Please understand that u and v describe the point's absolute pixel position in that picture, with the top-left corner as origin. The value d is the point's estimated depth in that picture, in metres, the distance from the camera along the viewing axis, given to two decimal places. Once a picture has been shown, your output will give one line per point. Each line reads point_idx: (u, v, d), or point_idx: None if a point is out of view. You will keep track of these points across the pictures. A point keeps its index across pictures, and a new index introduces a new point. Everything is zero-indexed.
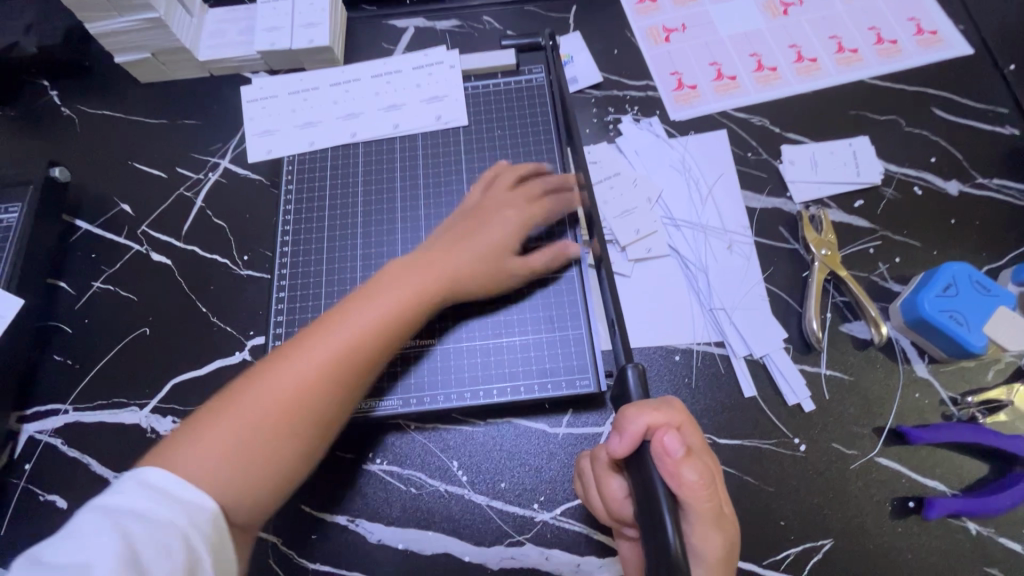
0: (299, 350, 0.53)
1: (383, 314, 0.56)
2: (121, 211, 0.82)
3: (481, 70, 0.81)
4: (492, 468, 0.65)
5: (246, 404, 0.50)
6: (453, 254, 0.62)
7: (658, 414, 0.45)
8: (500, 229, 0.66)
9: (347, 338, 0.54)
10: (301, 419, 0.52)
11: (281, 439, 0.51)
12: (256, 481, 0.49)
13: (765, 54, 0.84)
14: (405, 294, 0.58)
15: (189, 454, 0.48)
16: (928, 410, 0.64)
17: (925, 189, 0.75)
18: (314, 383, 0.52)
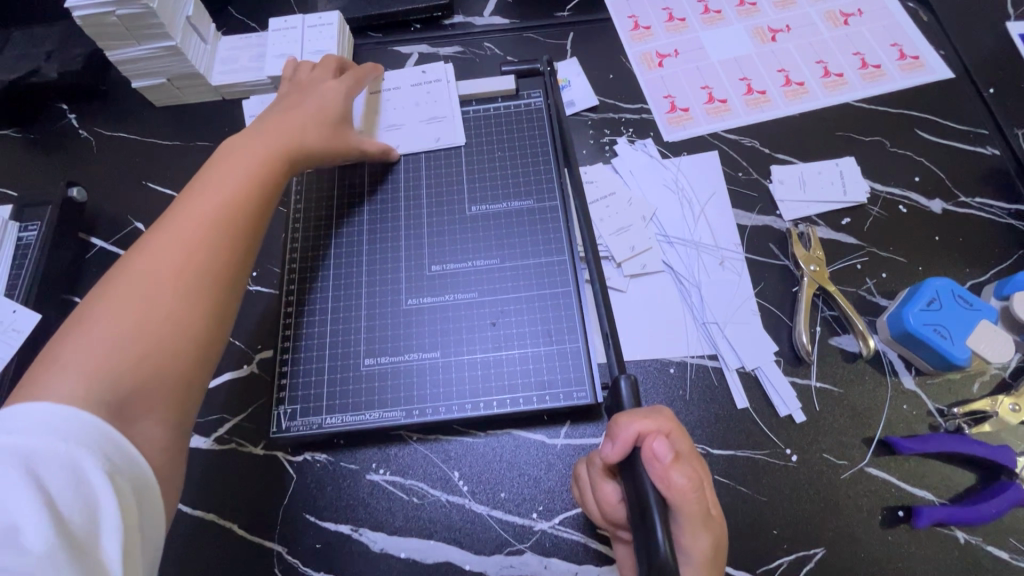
0: (140, 267, 0.52)
1: (218, 201, 0.58)
2: (135, 229, 0.86)
3: (482, 94, 0.84)
4: (493, 478, 0.66)
5: (118, 307, 0.49)
6: (266, 138, 0.66)
7: (647, 420, 0.48)
8: (297, 127, 0.69)
9: (195, 230, 0.55)
10: (195, 299, 0.53)
11: (173, 326, 0.51)
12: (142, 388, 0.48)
13: (755, 78, 0.88)
14: (230, 181, 0.60)
15: (61, 381, 0.45)
16: (915, 421, 0.66)
17: (910, 207, 0.77)
18: (196, 278, 0.53)
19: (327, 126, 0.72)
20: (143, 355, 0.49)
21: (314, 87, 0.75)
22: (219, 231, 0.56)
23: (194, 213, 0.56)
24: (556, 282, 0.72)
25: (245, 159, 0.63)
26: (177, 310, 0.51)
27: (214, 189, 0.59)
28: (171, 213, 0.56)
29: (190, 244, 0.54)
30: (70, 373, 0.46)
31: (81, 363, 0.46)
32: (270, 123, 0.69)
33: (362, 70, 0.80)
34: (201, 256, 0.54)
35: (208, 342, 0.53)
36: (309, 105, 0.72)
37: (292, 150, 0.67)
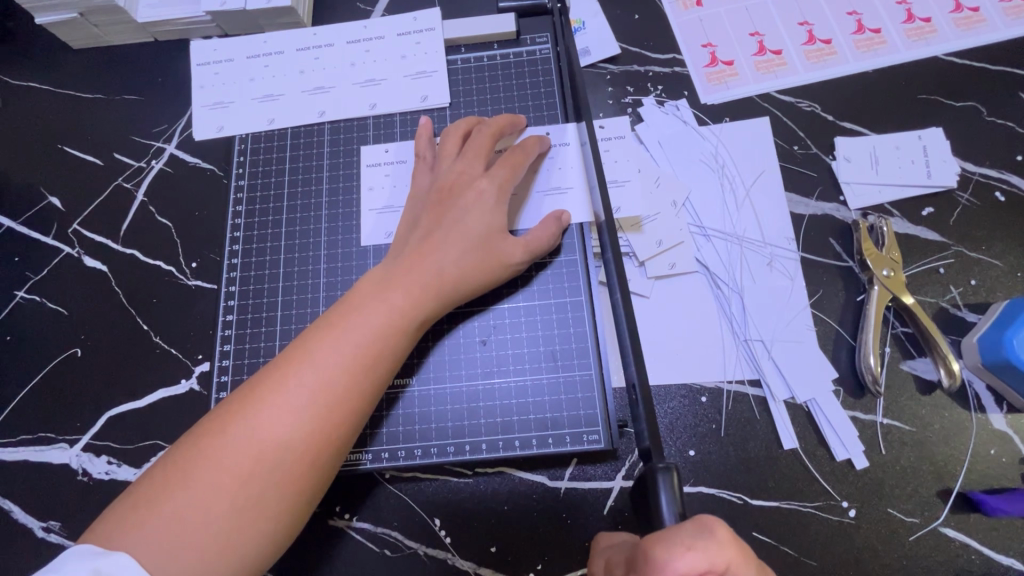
0: (233, 418, 0.45)
1: (329, 376, 0.47)
2: (48, 205, 0.70)
3: (472, 39, 0.67)
4: (481, 530, 0.54)
5: (200, 474, 0.43)
6: (410, 279, 0.51)
7: (698, 555, 0.31)
8: (446, 260, 0.52)
9: (282, 367, 0.47)
10: (282, 498, 0.44)
11: (257, 526, 0.43)
12: (240, 537, 0.43)
13: (818, 23, 0.70)
14: (365, 324, 0.49)
15: (154, 540, 0.41)
16: (1005, 470, 0.53)
17: (1008, 195, 0.62)
18: (280, 477, 0.44)
19: (483, 246, 0.53)
20: (233, 532, 0.42)
21: (467, 188, 0.55)
22: (323, 399, 0.46)
23: (323, 375, 0.46)
24: (565, 289, 0.57)
25: (392, 307, 0.50)
26: (250, 529, 0.43)
27: (316, 361, 0.47)
28: (250, 398, 0.46)
29: (320, 428, 0.46)
30: (160, 533, 0.41)
31: (170, 531, 0.41)
32: (424, 243, 0.53)
33: (522, 149, 0.57)
34: (314, 438, 0.45)
35: (317, 484, 0.47)
36: (469, 221, 0.54)
37: (443, 292, 0.52)
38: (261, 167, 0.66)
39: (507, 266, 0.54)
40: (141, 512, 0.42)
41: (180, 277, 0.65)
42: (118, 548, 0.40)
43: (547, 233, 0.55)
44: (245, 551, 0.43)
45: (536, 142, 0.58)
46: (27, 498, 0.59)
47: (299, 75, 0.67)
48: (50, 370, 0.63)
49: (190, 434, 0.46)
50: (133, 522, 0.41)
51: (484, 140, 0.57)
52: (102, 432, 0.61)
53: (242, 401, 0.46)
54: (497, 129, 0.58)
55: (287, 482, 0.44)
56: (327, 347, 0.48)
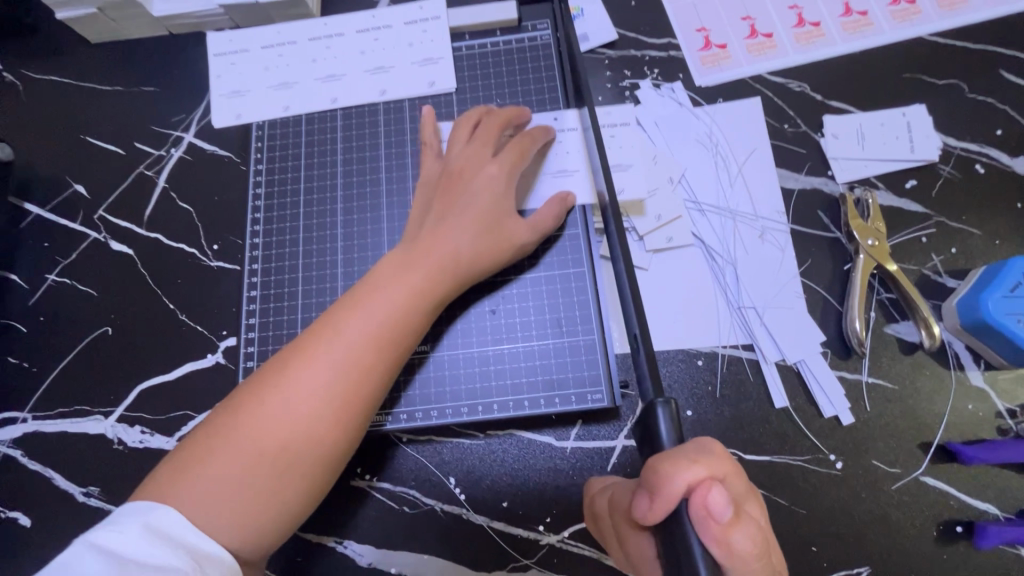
0: (270, 389, 0.49)
1: (356, 352, 0.50)
2: (75, 193, 0.73)
3: (477, 26, 0.70)
4: (494, 486, 0.58)
5: (241, 438, 0.47)
6: (429, 261, 0.54)
7: (701, 466, 0.34)
8: (460, 242, 0.55)
9: (317, 343, 0.50)
10: (316, 464, 0.48)
11: (291, 488, 0.47)
12: (277, 496, 0.47)
13: (807, 7, 0.73)
14: (388, 303, 0.52)
15: (198, 495, 0.45)
16: (981, 423, 0.57)
17: (988, 167, 0.65)
18: (313, 443, 0.48)
19: (491, 228, 0.57)
20: (271, 493, 0.46)
21: (474, 173, 0.58)
22: (351, 373, 0.50)
23: (351, 351, 0.50)
24: (568, 261, 0.61)
25: (412, 286, 0.53)
26: (284, 489, 0.47)
27: (345, 337, 0.50)
28: (284, 373, 0.49)
29: (350, 399, 0.49)
30: (205, 490, 0.45)
31: (213, 488, 0.45)
32: (438, 225, 0.56)
33: (529, 137, 0.60)
34: (343, 409, 0.49)
35: (344, 450, 0.50)
36: (477, 205, 0.57)
37: (457, 273, 0.55)
38: (276, 152, 0.69)
39: (515, 246, 0.58)
40: (186, 474, 0.45)
41: (203, 258, 0.69)
42: (169, 504, 0.44)
43: (552, 213, 0.59)
44: (280, 510, 0.47)
45: (541, 130, 0.61)
46: (68, 466, 0.63)
47: (312, 64, 0.70)
48: (83, 347, 0.67)
49: (230, 401, 0.50)
50: (180, 479, 0.45)
51: (491, 130, 0.60)
52: (134, 404, 0.65)
53: (276, 374, 0.49)
54: (505, 121, 0.61)
55: (319, 449, 0.48)
56: (355, 325, 0.51)
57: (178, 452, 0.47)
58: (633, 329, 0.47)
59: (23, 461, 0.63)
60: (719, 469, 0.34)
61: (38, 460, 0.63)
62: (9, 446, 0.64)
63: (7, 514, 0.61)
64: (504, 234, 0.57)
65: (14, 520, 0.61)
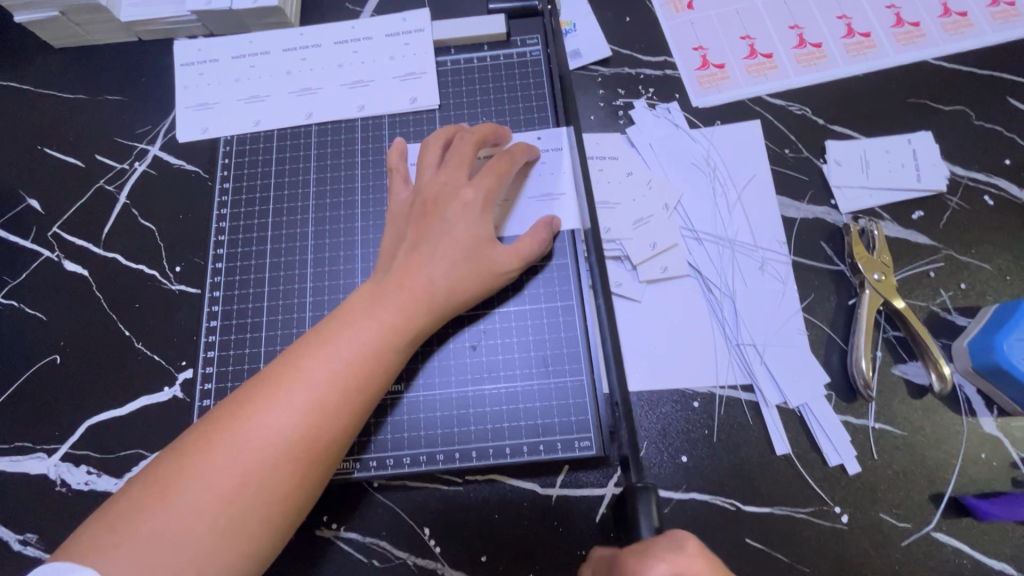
0: (221, 437, 0.44)
1: (319, 395, 0.45)
2: (27, 208, 0.68)
3: (463, 40, 0.66)
4: (472, 539, 0.53)
5: (185, 493, 0.42)
6: (403, 294, 0.50)
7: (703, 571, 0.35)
8: (436, 273, 0.51)
9: (276, 384, 0.46)
10: (267, 521, 0.43)
11: (237, 549, 0.42)
12: (224, 559, 0.42)
13: (809, 27, 0.70)
14: (356, 340, 0.48)
15: (130, 560, 0.40)
16: (996, 474, 0.53)
17: (997, 199, 0.62)
18: (267, 496, 0.43)
19: (471, 257, 0.52)
20: (211, 554, 0.41)
21: (452, 199, 0.54)
22: (312, 419, 0.45)
23: (312, 393, 0.45)
24: (556, 293, 0.57)
25: (383, 322, 0.49)
26: (232, 551, 0.42)
27: (307, 377, 0.46)
28: (236, 417, 0.45)
29: (308, 447, 0.45)
30: (141, 551, 0.40)
31: (150, 551, 0.40)
32: (412, 255, 0.52)
33: (509, 156, 0.56)
34: (300, 459, 0.44)
35: (302, 505, 0.45)
36: (456, 231, 0.53)
37: (432, 307, 0.51)
38: (246, 169, 0.65)
39: (497, 276, 0.53)
40: (116, 534, 0.41)
41: (164, 281, 0.64)
42: (92, 568, 0.39)
43: (540, 241, 0.55)
44: (225, 574, 0.42)
45: (523, 147, 0.57)
46: (3, 511, 0.57)
47: (286, 75, 0.66)
48: (28, 377, 0.62)
49: (177, 448, 0.45)
50: (112, 540, 0.40)
51: (467, 150, 0.56)
52: (81, 440, 0.59)
53: (228, 418, 0.45)
54: (481, 139, 0.57)
55: (271, 505, 0.43)
56: (320, 365, 0.46)
57: (114, 506, 0.42)
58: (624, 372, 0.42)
59: None
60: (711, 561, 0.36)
61: None
62: None
63: None
64: (486, 262, 0.53)
65: None
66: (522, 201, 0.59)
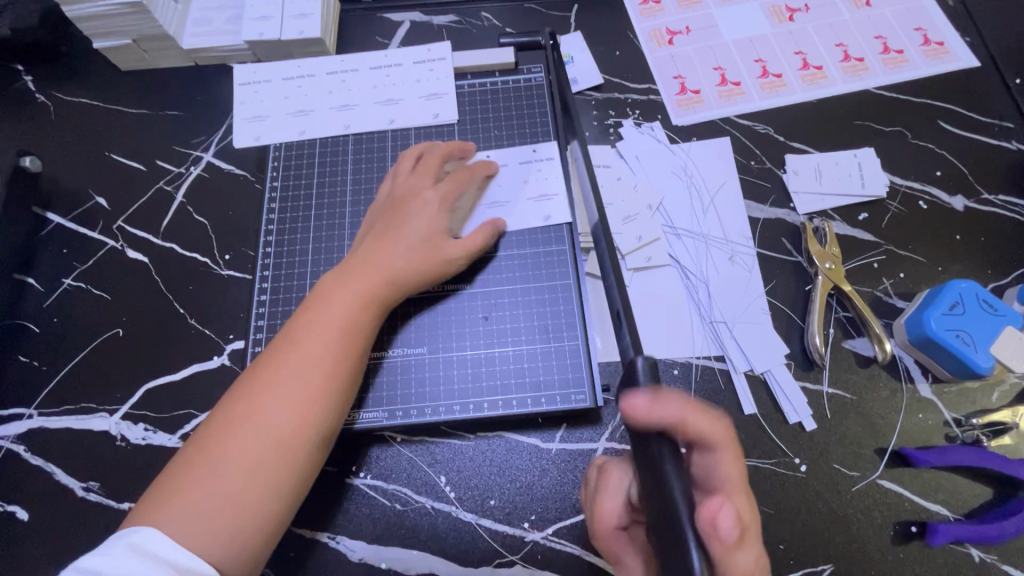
0: (233, 405, 0.52)
1: (303, 355, 0.54)
2: (96, 204, 0.78)
3: (478, 67, 0.78)
4: (481, 485, 0.61)
5: (211, 454, 0.50)
6: (367, 272, 0.59)
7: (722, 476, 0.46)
8: (398, 253, 0.60)
9: (271, 357, 0.55)
10: (287, 462, 0.51)
11: (266, 489, 0.50)
12: (249, 500, 0.49)
13: (771, 61, 0.82)
14: (332, 309, 0.56)
15: (175, 511, 0.47)
16: (932, 431, 0.62)
17: (930, 204, 0.73)
18: (274, 444, 0.51)
19: (428, 240, 0.62)
20: (243, 499, 0.49)
21: (415, 197, 0.64)
22: (301, 374, 0.53)
23: (306, 354, 0.54)
24: (556, 275, 0.67)
25: (358, 293, 0.58)
26: (255, 492, 0.49)
27: (294, 346, 0.54)
28: (243, 388, 0.53)
29: (309, 397, 0.53)
30: (181, 503, 0.48)
31: (190, 503, 0.48)
32: (379, 240, 0.62)
33: (468, 171, 0.68)
34: (305, 407, 0.52)
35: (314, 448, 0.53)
36: (414, 223, 0.62)
37: (395, 279, 0.60)
38: (290, 171, 0.75)
39: (452, 260, 0.63)
40: (163, 496, 0.48)
41: (215, 267, 0.74)
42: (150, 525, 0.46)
43: (486, 235, 0.65)
44: (252, 513, 0.49)
45: (478, 163, 0.69)
46: (70, 461, 0.65)
47: (328, 94, 0.77)
48: (93, 348, 0.70)
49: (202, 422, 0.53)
50: (160, 500, 0.48)
51: (433, 162, 0.67)
52: (139, 402, 0.67)
53: (237, 391, 0.53)
54: (447, 153, 0.68)
55: (288, 448, 0.51)
56: (303, 334, 0.55)
57: (160, 476, 0.51)
58: (615, 307, 0.52)
59: (25, 456, 0.65)
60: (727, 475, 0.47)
61: (41, 455, 0.65)
62: (13, 442, 0.66)
63: (5, 508, 0.63)
64: (445, 245, 0.62)
65: (11, 514, 0.63)
66: (521, 201, 0.70)
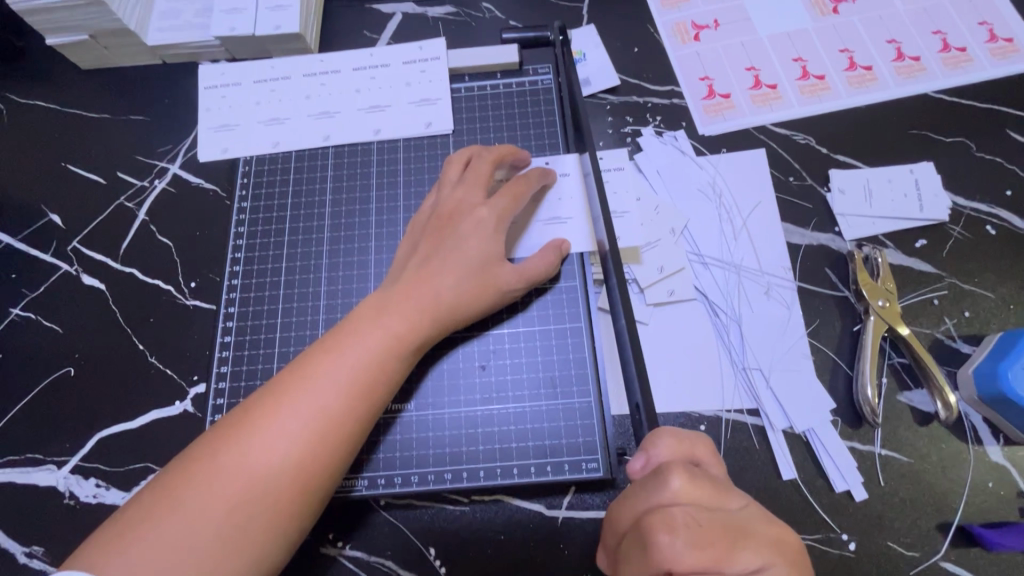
0: (228, 444, 0.44)
1: (324, 401, 0.46)
2: (48, 222, 0.70)
3: (478, 68, 0.68)
4: (477, 559, 0.53)
5: (193, 498, 0.42)
6: (408, 305, 0.51)
7: (684, 538, 0.35)
8: (444, 286, 0.52)
9: (282, 394, 0.46)
10: (274, 528, 0.43)
11: (242, 556, 0.42)
12: (227, 566, 0.41)
13: (812, 59, 0.72)
14: (364, 348, 0.48)
15: (134, 563, 0.39)
16: (1004, 503, 0.53)
17: (1000, 229, 0.63)
18: (272, 502, 0.43)
19: (479, 271, 0.53)
20: (222, 563, 0.41)
21: (466, 215, 0.55)
22: (318, 424, 0.45)
23: (320, 403, 0.46)
24: (565, 314, 0.58)
25: (393, 331, 0.50)
26: (235, 557, 0.42)
27: (312, 386, 0.46)
28: (243, 424, 0.45)
29: (311, 455, 0.45)
30: (145, 556, 0.40)
31: (156, 557, 0.40)
32: (422, 267, 0.53)
33: (525, 181, 0.58)
34: (305, 465, 0.44)
35: (305, 514, 0.45)
36: (465, 247, 0.53)
37: (436, 318, 0.51)
38: (263, 189, 0.66)
39: (504, 293, 0.54)
40: (125, 541, 0.40)
41: (179, 296, 0.65)
42: None
43: (547, 264, 0.56)
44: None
45: (542, 172, 0.59)
46: (11, 521, 0.57)
47: (305, 100, 0.68)
48: (41, 389, 0.62)
49: (186, 453, 0.45)
50: (120, 546, 0.40)
51: (486, 169, 0.57)
52: (91, 453, 0.60)
53: (235, 426, 0.45)
54: (499, 158, 0.59)
55: (277, 511, 0.43)
56: (326, 375, 0.47)
57: (123, 509, 0.43)
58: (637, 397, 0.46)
59: None
60: (704, 511, 0.36)
61: None
62: None
63: None
64: (497, 277, 0.54)
65: None
66: (530, 223, 0.60)
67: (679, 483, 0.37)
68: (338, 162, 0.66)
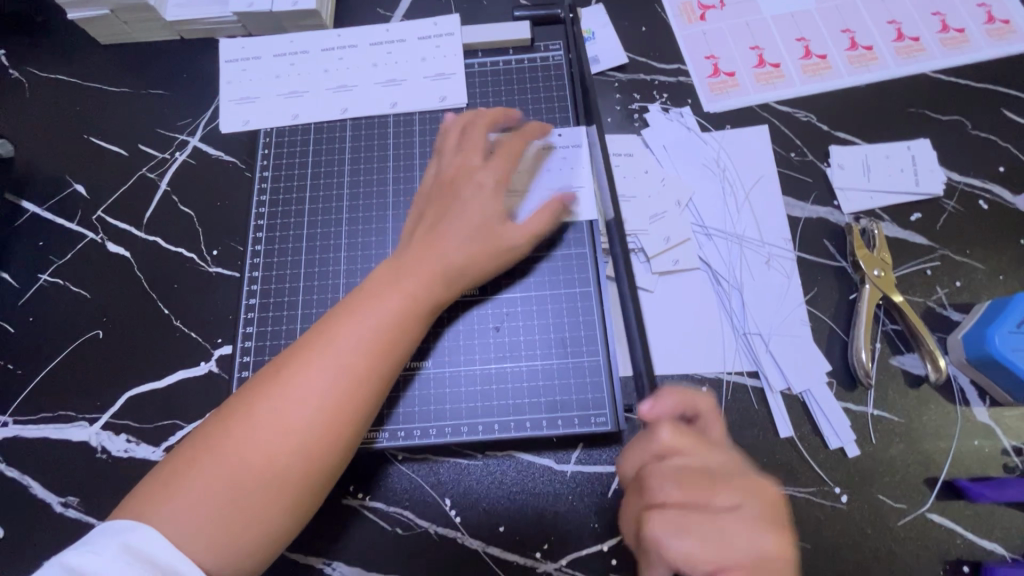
0: (258, 402, 0.47)
1: (347, 360, 0.48)
2: (73, 192, 0.72)
3: (491, 44, 0.70)
4: (490, 509, 0.56)
5: (228, 451, 0.45)
6: (421, 267, 0.53)
7: (672, 483, 0.41)
8: (453, 246, 0.54)
9: (307, 354, 0.49)
10: (305, 475, 0.46)
11: (279, 501, 0.45)
12: (264, 511, 0.45)
13: (815, 39, 0.74)
14: (381, 309, 0.51)
15: (178, 510, 0.43)
16: (988, 460, 0.56)
17: (992, 203, 0.65)
18: (303, 453, 0.46)
19: (486, 229, 0.56)
20: (260, 508, 0.44)
21: (466, 178, 0.58)
22: (342, 381, 0.48)
23: (343, 361, 0.48)
24: (574, 280, 0.60)
25: (408, 293, 0.52)
26: (272, 503, 0.45)
27: (335, 346, 0.49)
28: (272, 383, 0.48)
29: (339, 409, 0.47)
30: (188, 504, 0.43)
31: (197, 505, 0.43)
32: (429, 231, 0.56)
33: (518, 141, 0.61)
34: (331, 418, 0.47)
35: (332, 462, 0.48)
36: (469, 210, 0.56)
37: (448, 277, 0.54)
38: (283, 159, 0.69)
39: (513, 250, 0.56)
40: (167, 492, 0.43)
41: (201, 263, 0.68)
42: (151, 524, 0.41)
43: (548, 218, 0.58)
44: (266, 523, 0.45)
45: (533, 131, 0.62)
46: (47, 473, 0.60)
47: (324, 74, 0.70)
48: (71, 350, 0.65)
49: (220, 411, 0.48)
50: (163, 496, 0.43)
51: (479, 133, 0.60)
52: (122, 410, 0.62)
53: (264, 385, 0.48)
54: (491, 122, 0.62)
55: (307, 462, 0.46)
56: (348, 335, 0.49)
57: (164, 464, 0.46)
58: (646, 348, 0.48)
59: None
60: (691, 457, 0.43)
61: (16, 466, 0.61)
62: None
63: None
64: (504, 234, 0.56)
65: None
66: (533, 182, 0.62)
67: (667, 434, 0.43)
68: (356, 135, 0.69)
